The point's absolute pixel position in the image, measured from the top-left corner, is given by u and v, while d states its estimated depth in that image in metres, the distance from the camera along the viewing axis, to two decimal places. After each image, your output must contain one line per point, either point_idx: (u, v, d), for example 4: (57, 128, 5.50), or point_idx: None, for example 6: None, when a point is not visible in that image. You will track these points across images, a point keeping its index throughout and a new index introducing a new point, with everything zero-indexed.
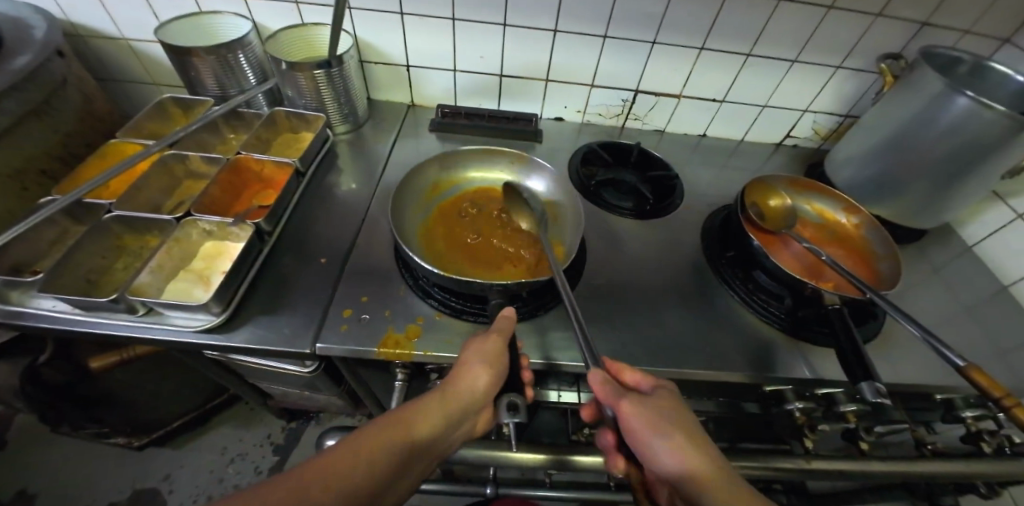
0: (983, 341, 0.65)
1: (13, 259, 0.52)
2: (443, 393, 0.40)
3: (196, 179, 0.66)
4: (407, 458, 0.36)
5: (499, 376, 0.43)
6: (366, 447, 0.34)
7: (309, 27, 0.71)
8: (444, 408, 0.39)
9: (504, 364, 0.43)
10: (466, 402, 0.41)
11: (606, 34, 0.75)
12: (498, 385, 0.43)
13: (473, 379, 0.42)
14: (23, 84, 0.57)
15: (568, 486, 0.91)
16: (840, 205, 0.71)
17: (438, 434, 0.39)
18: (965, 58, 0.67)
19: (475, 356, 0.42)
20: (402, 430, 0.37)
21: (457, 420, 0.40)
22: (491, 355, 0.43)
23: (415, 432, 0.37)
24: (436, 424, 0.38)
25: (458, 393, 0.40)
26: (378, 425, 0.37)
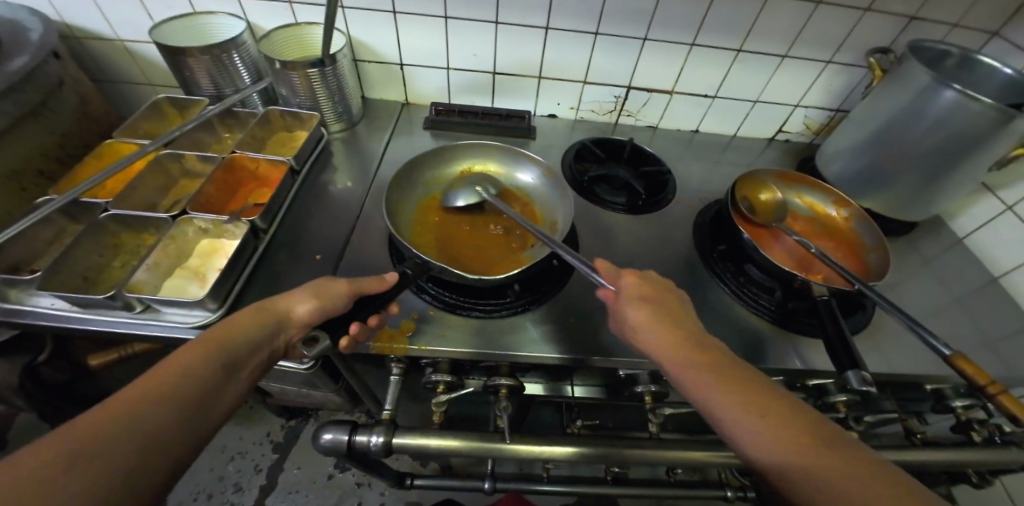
0: (973, 331, 0.66)
1: (11, 258, 0.53)
2: (254, 313, 0.41)
3: (191, 178, 0.67)
4: (225, 372, 0.36)
5: (329, 303, 0.45)
6: (173, 368, 0.33)
7: (303, 26, 0.72)
8: (247, 325, 0.40)
9: (339, 300, 0.45)
10: (278, 319, 0.42)
11: (597, 30, 0.75)
12: (323, 313, 0.45)
13: (297, 309, 0.43)
14: (19, 85, 0.58)
15: (565, 480, 0.92)
16: (831, 198, 0.72)
17: (255, 347, 0.39)
18: (953, 52, 0.67)
19: (303, 289, 0.44)
20: (211, 349, 0.36)
21: (270, 336, 0.41)
22: (322, 289, 0.45)
23: (227, 350, 0.37)
24: (242, 338, 0.39)
25: (270, 312, 0.42)
26: (186, 352, 0.35)
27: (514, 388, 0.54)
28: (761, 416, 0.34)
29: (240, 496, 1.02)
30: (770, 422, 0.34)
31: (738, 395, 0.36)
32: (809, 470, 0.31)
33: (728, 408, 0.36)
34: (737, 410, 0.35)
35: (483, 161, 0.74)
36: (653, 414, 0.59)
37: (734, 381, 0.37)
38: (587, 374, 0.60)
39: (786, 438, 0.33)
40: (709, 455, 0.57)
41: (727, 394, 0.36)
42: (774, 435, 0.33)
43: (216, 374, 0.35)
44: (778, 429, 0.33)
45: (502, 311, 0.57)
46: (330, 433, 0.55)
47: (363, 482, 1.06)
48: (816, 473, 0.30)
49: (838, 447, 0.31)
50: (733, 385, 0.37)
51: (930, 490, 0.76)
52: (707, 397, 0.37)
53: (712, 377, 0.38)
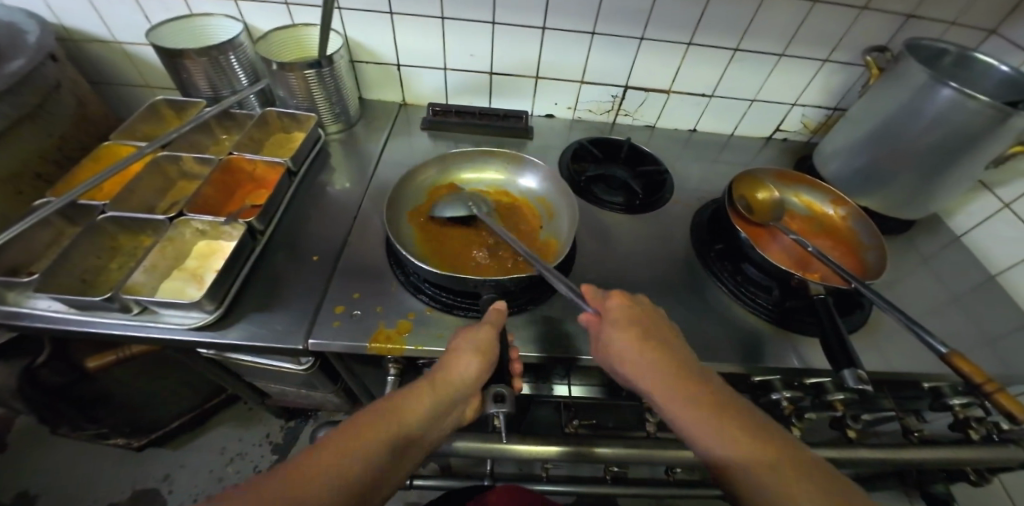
0: (970, 329, 0.66)
1: (9, 261, 0.53)
2: (429, 381, 0.40)
3: (189, 180, 0.67)
4: (396, 451, 0.35)
5: (489, 361, 0.43)
6: (350, 442, 0.33)
7: (300, 27, 0.72)
8: (436, 395, 0.40)
9: (494, 354, 0.44)
10: (456, 389, 0.41)
11: (594, 30, 0.75)
12: (489, 370, 0.44)
13: (465, 366, 0.42)
14: (17, 87, 0.58)
15: (564, 480, 0.92)
16: (828, 197, 0.72)
17: (430, 421, 0.39)
18: (949, 50, 0.67)
19: (465, 347, 0.43)
20: (392, 421, 0.36)
21: (445, 408, 0.40)
22: (480, 346, 0.43)
23: (406, 423, 0.37)
24: (428, 410, 0.39)
25: (447, 382, 0.41)
26: (365, 422, 0.36)
27: None
28: (712, 416, 0.36)
29: None
30: (732, 429, 0.35)
31: (700, 401, 0.38)
32: (758, 473, 0.32)
33: (688, 416, 0.37)
34: (695, 418, 0.37)
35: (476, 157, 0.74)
36: (650, 413, 0.59)
37: (697, 388, 0.39)
38: (583, 373, 0.61)
39: (738, 442, 0.34)
40: None
41: (683, 400, 0.38)
42: (734, 445, 0.34)
43: (390, 452, 0.35)
44: (734, 436, 0.35)
45: None
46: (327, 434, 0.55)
47: None
48: (756, 474, 0.32)
49: (765, 434, 0.35)
50: (688, 391, 0.38)
51: (929, 488, 0.76)
52: (665, 399, 0.39)
53: (671, 383, 0.39)
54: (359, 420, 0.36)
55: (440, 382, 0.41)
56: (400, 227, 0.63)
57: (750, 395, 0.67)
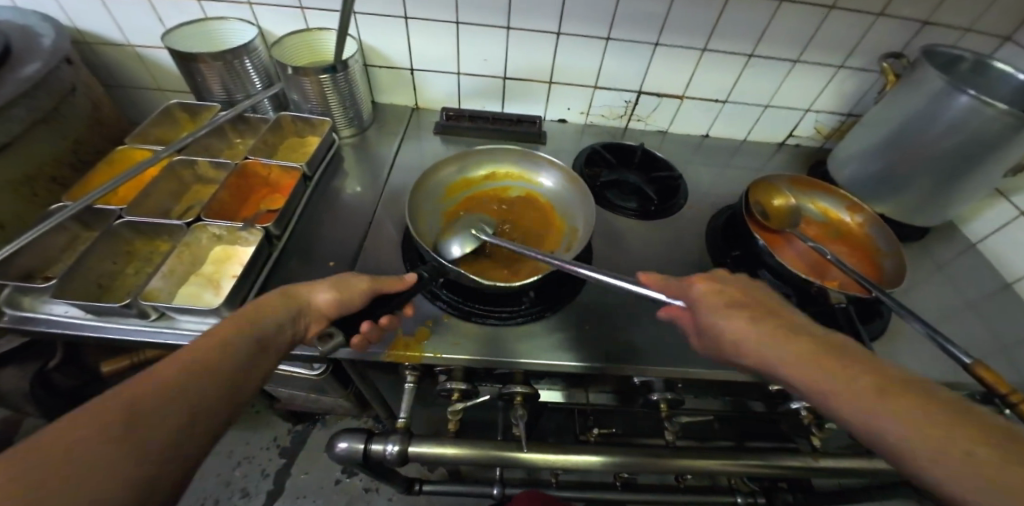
0: (988, 337, 0.66)
1: (25, 266, 0.53)
2: (265, 305, 0.40)
3: (203, 184, 0.67)
4: (247, 359, 0.34)
5: (349, 297, 0.46)
6: (187, 354, 0.31)
7: (315, 32, 0.72)
8: (271, 312, 0.39)
9: (360, 292, 0.47)
10: (300, 307, 0.42)
11: (608, 35, 0.75)
12: (344, 304, 0.46)
13: (320, 300, 0.44)
14: (33, 91, 0.58)
15: (575, 486, 0.91)
16: (844, 203, 0.72)
17: (280, 335, 0.39)
18: (967, 57, 0.67)
19: (326, 281, 0.46)
20: (234, 336, 0.35)
21: (292, 323, 0.41)
22: (346, 285, 0.46)
23: (248, 333, 0.36)
24: (268, 325, 0.38)
25: (291, 305, 0.41)
26: (203, 338, 0.33)
27: (529, 395, 0.54)
28: (835, 368, 0.34)
29: (248, 501, 1.02)
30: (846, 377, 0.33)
31: (863, 379, 0.32)
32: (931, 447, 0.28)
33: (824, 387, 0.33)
34: (808, 368, 0.35)
35: (506, 165, 0.74)
36: (668, 422, 0.59)
37: (827, 353, 0.35)
38: (599, 382, 0.61)
39: (858, 392, 0.32)
40: (725, 464, 0.56)
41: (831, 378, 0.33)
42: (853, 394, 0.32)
43: (238, 359, 0.34)
44: (853, 387, 0.32)
45: (515, 319, 0.57)
46: (345, 442, 0.54)
47: (371, 488, 1.06)
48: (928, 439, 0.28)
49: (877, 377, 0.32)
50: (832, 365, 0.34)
51: None
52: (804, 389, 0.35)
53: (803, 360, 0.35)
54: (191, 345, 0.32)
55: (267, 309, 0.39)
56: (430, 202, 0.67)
57: (767, 404, 0.66)
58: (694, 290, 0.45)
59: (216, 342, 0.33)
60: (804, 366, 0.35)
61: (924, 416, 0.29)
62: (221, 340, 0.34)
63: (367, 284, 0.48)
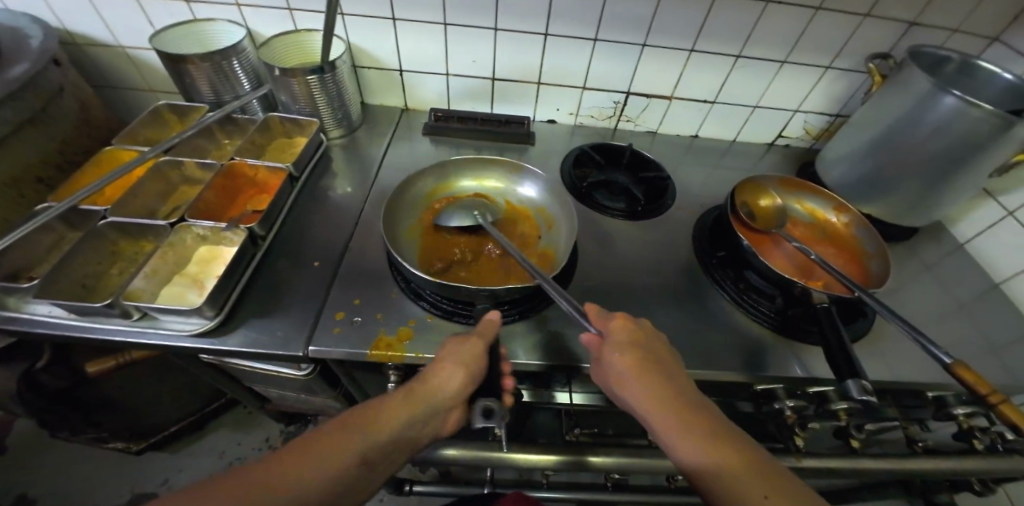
0: (974, 337, 0.66)
1: (9, 266, 0.53)
2: (412, 389, 0.40)
3: (190, 185, 0.67)
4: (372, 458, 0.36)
5: (474, 372, 0.43)
6: (328, 441, 0.35)
7: (303, 33, 0.72)
8: (419, 404, 0.39)
9: (479, 365, 0.43)
10: (437, 400, 0.41)
11: (597, 37, 0.75)
12: (471, 383, 0.43)
13: (445, 379, 0.42)
14: (19, 92, 0.58)
15: (566, 486, 0.92)
16: (830, 203, 0.72)
17: (417, 425, 0.39)
18: (952, 57, 0.67)
19: (448, 356, 0.43)
20: (363, 426, 0.37)
21: (430, 416, 0.40)
22: (467, 358, 0.43)
23: (386, 428, 0.37)
24: (407, 418, 0.38)
25: (429, 392, 0.40)
26: (349, 421, 0.37)
27: (514, 395, 0.54)
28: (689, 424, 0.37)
29: None
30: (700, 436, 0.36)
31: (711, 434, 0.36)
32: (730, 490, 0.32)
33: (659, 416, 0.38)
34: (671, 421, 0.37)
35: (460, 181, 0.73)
36: None
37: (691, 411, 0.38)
38: (584, 382, 0.61)
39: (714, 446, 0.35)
40: None
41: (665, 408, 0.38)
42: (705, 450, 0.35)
43: (366, 456, 0.35)
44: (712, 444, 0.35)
45: (499, 319, 0.57)
46: None
47: None
48: (731, 481, 0.32)
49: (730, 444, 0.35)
50: (672, 403, 0.38)
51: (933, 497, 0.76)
52: (637, 397, 0.40)
53: (645, 385, 0.39)
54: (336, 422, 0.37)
55: (411, 392, 0.40)
56: (410, 200, 0.68)
57: (753, 404, 0.65)
58: (609, 324, 0.45)
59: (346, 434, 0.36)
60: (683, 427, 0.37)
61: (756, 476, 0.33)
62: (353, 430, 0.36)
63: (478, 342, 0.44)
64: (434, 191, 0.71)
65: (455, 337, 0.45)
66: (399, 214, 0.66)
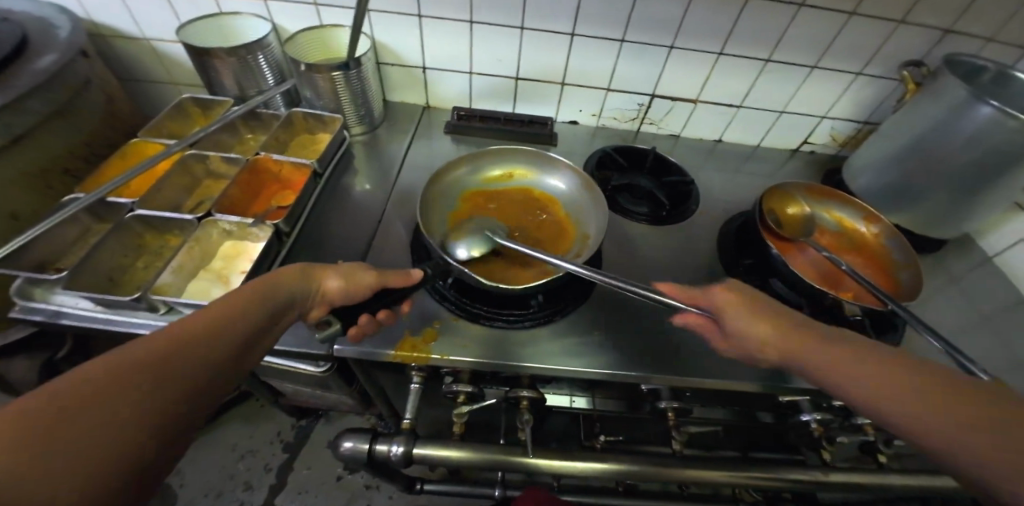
0: (1003, 353, 0.64)
1: (37, 257, 0.53)
2: (261, 282, 0.39)
3: (214, 179, 0.67)
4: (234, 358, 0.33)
5: (355, 290, 0.47)
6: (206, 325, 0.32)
7: (328, 29, 0.72)
8: (267, 302, 0.38)
9: (366, 290, 0.48)
10: (293, 295, 0.42)
11: (623, 38, 0.74)
12: (349, 296, 0.47)
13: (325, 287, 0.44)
14: (49, 84, 0.58)
15: (578, 490, 0.91)
16: (860, 213, 0.70)
17: (267, 327, 0.38)
18: (990, 67, 0.65)
19: (333, 271, 0.46)
20: (235, 316, 0.34)
21: (281, 315, 0.40)
22: (354, 276, 0.47)
23: (243, 322, 0.35)
24: (264, 308, 0.37)
25: (281, 291, 0.40)
26: (202, 317, 0.32)
27: (536, 400, 0.53)
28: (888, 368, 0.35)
29: (250, 494, 1.02)
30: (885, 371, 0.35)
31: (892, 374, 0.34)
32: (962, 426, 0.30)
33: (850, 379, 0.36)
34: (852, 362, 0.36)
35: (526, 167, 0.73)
36: (675, 431, 0.58)
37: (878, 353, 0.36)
38: (607, 388, 0.60)
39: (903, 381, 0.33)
40: (732, 476, 0.55)
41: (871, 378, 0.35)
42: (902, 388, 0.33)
43: (227, 352, 0.32)
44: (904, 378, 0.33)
45: (524, 322, 0.56)
46: (350, 442, 0.54)
47: (372, 485, 1.06)
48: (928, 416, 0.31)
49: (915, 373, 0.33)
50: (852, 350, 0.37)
51: None
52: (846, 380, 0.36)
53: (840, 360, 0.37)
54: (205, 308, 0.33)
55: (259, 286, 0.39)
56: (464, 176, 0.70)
57: (775, 415, 0.65)
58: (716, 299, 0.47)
59: (218, 317, 0.33)
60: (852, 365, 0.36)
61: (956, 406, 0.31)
62: (218, 315, 0.33)
63: (373, 278, 0.48)
64: (517, 172, 0.73)
65: (363, 264, 0.49)
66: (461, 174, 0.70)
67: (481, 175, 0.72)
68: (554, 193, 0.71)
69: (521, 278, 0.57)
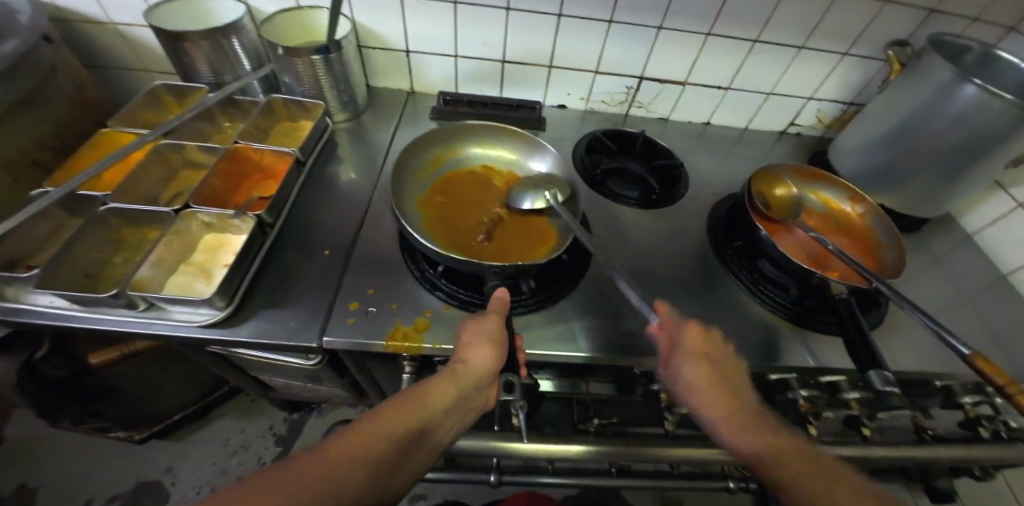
0: (981, 328, 0.66)
1: (7, 254, 0.51)
2: (448, 371, 0.41)
3: (192, 169, 0.65)
4: (412, 443, 0.35)
5: (499, 350, 0.43)
6: (387, 422, 0.35)
7: (306, 11, 0.69)
8: (455, 386, 0.40)
9: (503, 341, 0.44)
10: (475, 378, 0.41)
11: (612, 19, 0.73)
12: (500, 359, 0.43)
13: (477, 356, 0.42)
14: (10, 70, 0.54)
15: (571, 471, 0.93)
16: (846, 193, 0.71)
17: (450, 412, 0.39)
18: (973, 47, 0.66)
19: (476, 336, 0.44)
20: (416, 409, 0.37)
21: (467, 399, 0.40)
22: (493, 335, 0.44)
23: (426, 410, 0.37)
24: (448, 398, 0.39)
25: (465, 373, 0.41)
26: (388, 409, 0.36)
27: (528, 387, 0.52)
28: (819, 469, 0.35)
29: None
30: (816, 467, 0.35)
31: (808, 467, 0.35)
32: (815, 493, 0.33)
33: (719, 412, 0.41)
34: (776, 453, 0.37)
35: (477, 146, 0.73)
36: (668, 412, 0.59)
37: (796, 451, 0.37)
38: (600, 372, 0.60)
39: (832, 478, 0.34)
40: (723, 453, 0.57)
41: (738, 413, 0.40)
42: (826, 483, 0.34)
43: (407, 440, 0.35)
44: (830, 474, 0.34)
45: (517, 309, 0.56)
46: None
47: None
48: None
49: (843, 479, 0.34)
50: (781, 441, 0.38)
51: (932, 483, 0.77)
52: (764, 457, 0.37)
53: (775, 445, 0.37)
54: (400, 400, 0.38)
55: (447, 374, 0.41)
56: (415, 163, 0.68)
57: (763, 393, 0.66)
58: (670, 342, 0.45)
59: (404, 412, 0.36)
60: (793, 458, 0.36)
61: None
62: (406, 410, 0.36)
63: (496, 321, 0.45)
64: (443, 154, 0.71)
65: (480, 314, 0.46)
66: (403, 178, 0.65)
67: (418, 174, 0.67)
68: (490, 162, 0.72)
69: (534, 253, 0.58)
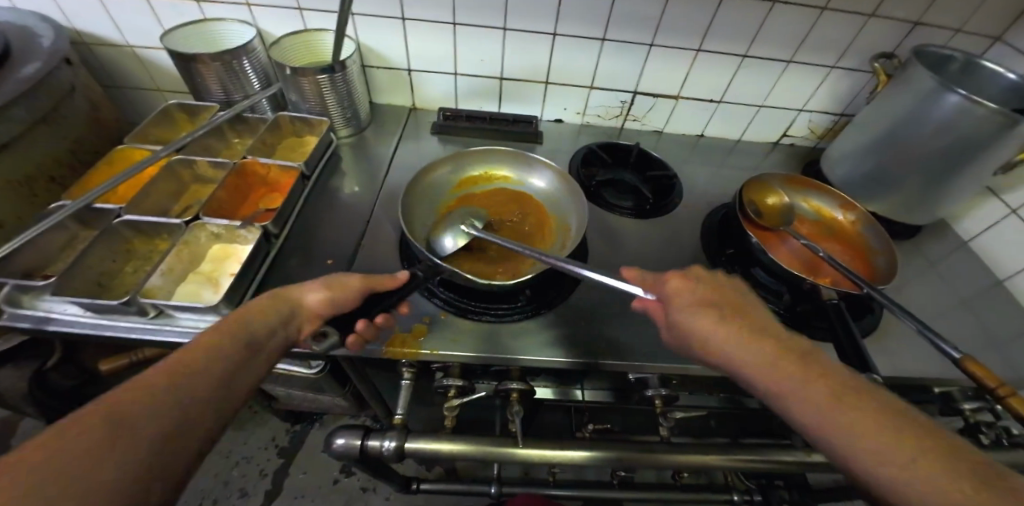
0: (978, 333, 0.66)
1: (26, 264, 0.53)
2: (244, 311, 0.41)
3: (202, 183, 0.67)
4: (227, 381, 0.35)
5: (339, 298, 0.46)
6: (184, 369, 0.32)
7: (312, 33, 0.72)
8: (248, 325, 0.39)
9: (344, 293, 0.47)
10: (274, 321, 0.42)
11: (604, 36, 0.76)
12: (335, 306, 0.46)
13: (310, 300, 0.45)
14: (34, 91, 0.58)
15: (573, 484, 0.92)
16: (838, 202, 0.73)
17: (256, 354, 0.39)
18: (957, 57, 0.68)
19: (313, 282, 0.46)
20: (214, 351, 0.35)
21: (273, 333, 0.41)
22: (332, 286, 0.47)
23: (224, 351, 0.36)
24: (249, 336, 0.39)
25: (269, 307, 0.42)
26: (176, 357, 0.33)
27: (525, 392, 0.53)
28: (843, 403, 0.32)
29: (246, 501, 1.02)
30: (834, 396, 0.33)
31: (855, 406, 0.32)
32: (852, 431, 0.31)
33: (761, 370, 0.36)
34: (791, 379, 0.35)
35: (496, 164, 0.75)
36: (664, 419, 0.58)
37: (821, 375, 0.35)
38: (597, 377, 0.60)
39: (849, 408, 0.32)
40: (722, 459, 0.56)
41: (806, 383, 0.34)
42: (842, 413, 0.32)
43: (215, 375, 0.34)
44: (848, 405, 0.32)
45: (511, 315, 0.57)
46: (342, 438, 0.53)
47: (369, 487, 1.07)
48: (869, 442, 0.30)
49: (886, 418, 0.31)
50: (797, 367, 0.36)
51: None
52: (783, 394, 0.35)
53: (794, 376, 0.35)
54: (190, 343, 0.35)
55: (237, 318, 0.39)
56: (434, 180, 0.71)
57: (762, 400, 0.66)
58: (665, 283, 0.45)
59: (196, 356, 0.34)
60: (818, 396, 0.33)
61: (938, 461, 0.28)
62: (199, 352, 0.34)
63: (360, 281, 0.49)
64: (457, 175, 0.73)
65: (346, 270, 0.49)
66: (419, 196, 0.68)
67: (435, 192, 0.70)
68: (531, 189, 0.73)
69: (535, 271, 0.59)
